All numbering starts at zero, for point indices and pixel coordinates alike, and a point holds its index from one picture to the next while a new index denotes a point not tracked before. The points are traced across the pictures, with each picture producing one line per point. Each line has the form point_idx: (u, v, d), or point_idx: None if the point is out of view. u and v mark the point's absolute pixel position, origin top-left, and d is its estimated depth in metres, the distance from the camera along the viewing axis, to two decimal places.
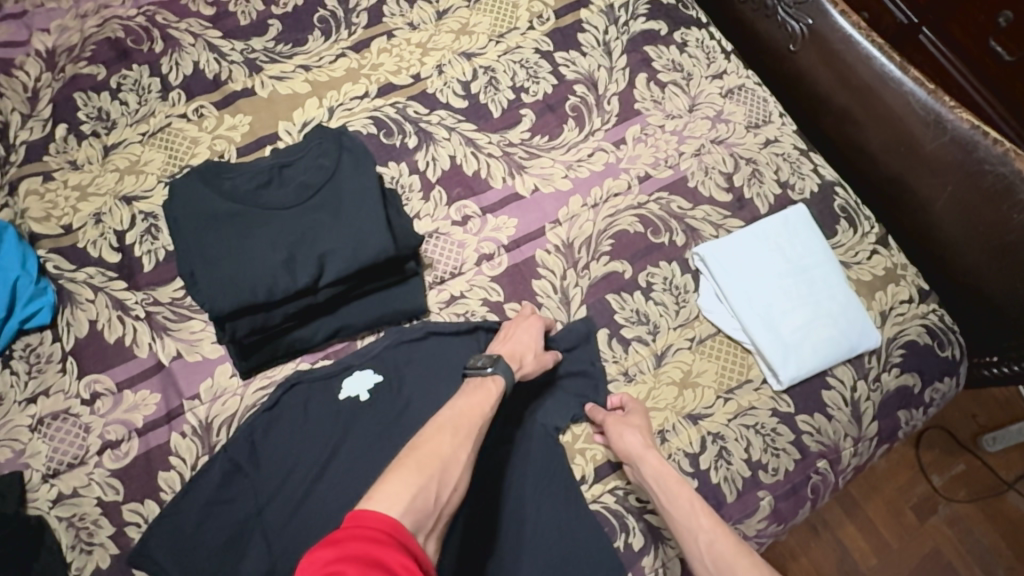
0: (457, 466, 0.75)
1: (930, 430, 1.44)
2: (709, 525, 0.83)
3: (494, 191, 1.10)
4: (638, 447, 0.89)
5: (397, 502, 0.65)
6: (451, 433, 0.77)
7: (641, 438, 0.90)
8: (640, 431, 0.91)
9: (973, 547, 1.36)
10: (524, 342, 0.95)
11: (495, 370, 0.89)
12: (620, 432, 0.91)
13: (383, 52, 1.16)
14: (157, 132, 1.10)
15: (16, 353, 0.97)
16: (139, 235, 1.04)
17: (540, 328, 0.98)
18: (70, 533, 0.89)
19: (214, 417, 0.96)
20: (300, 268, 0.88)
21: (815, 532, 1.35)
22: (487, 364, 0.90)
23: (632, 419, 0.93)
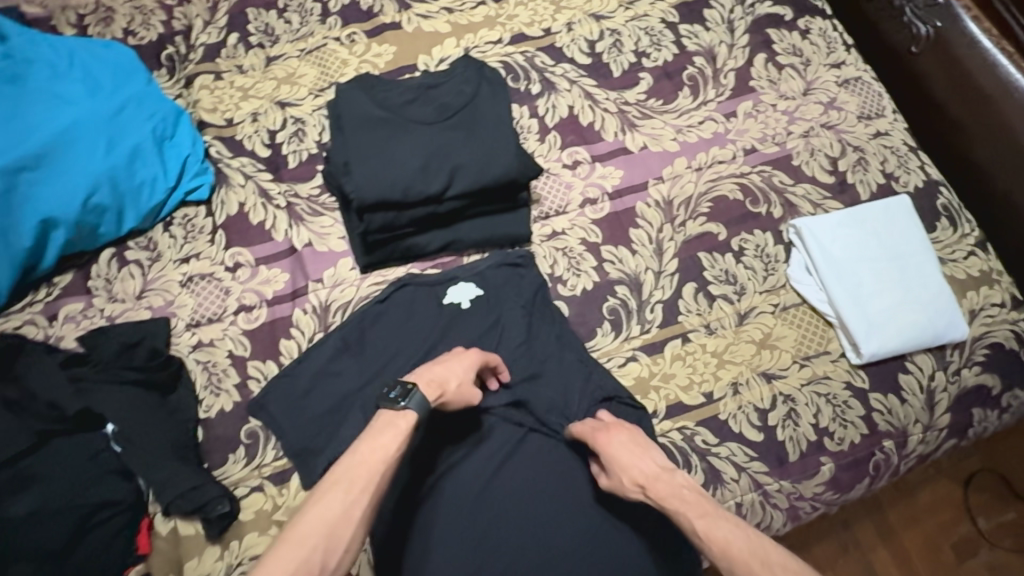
0: (349, 521, 0.73)
1: (983, 472, 1.38)
2: (724, 549, 0.75)
3: (605, 143, 1.17)
4: (630, 483, 0.85)
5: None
6: (344, 487, 0.75)
7: (629, 465, 0.86)
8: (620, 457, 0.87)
9: None
10: (454, 373, 0.91)
11: (407, 405, 0.83)
12: (613, 478, 0.88)
13: (519, 5, 1.26)
14: (313, 50, 1.23)
15: (175, 220, 1.11)
16: (288, 136, 1.17)
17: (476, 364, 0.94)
18: (204, 376, 1.03)
19: (333, 302, 1.08)
20: (434, 176, 0.97)
21: (845, 550, 1.31)
22: (399, 397, 0.84)
23: (608, 450, 0.88)
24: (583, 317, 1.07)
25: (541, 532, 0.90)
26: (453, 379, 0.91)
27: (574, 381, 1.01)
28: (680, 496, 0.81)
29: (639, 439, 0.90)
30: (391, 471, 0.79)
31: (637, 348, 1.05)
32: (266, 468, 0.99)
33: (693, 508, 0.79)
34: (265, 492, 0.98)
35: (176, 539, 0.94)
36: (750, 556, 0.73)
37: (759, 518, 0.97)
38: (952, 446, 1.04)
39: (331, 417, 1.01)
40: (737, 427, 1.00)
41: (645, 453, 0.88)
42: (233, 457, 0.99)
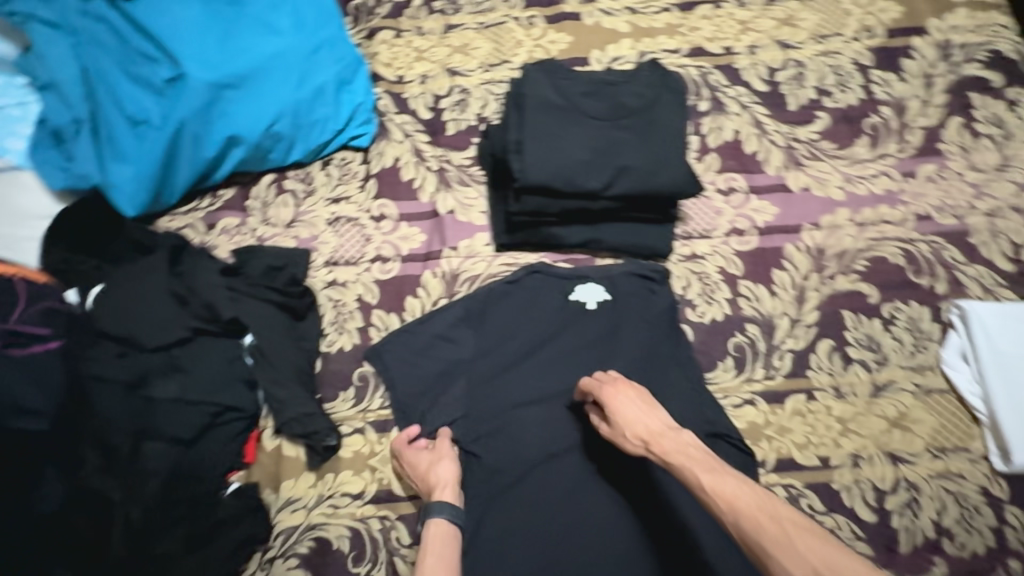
0: None
1: None
2: (731, 504, 0.70)
3: (766, 175, 1.12)
4: (633, 437, 0.83)
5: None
6: None
7: (643, 412, 0.84)
8: (636, 405, 0.86)
9: None
10: (436, 466, 0.94)
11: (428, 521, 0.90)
12: (615, 435, 0.86)
13: (704, 18, 1.23)
14: (491, 26, 1.25)
15: (334, 162, 1.17)
16: (452, 104, 1.20)
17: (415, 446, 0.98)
18: (333, 313, 1.08)
19: (462, 272, 1.10)
20: (597, 172, 0.96)
21: None
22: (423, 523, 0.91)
23: (613, 406, 0.86)
24: (707, 347, 1.03)
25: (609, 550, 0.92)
26: (439, 469, 0.94)
27: (688, 409, 0.97)
28: (685, 453, 0.77)
29: (649, 399, 0.87)
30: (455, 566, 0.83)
31: (757, 392, 1.01)
32: (370, 414, 1.03)
33: (701, 464, 0.74)
34: (365, 436, 1.01)
35: (278, 457, 1.00)
36: (757, 510, 0.68)
37: None
38: None
39: (439, 381, 1.03)
40: (849, 501, 0.94)
41: (652, 410, 0.85)
42: (343, 396, 1.03)
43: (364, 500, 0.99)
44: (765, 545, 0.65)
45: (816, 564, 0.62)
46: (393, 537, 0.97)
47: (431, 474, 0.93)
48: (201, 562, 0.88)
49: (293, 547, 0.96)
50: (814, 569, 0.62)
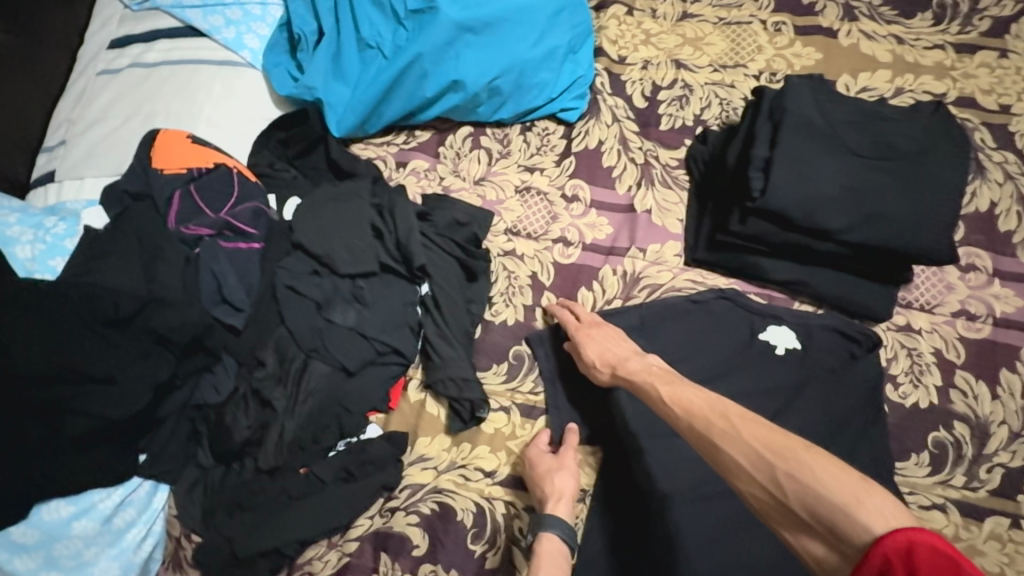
0: None
1: None
2: (687, 408, 0.72)
3: (1018, 262, 0.97)
4: (600, 360, 0.89)
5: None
6: None
7: (605, 340, 0.91)
8: (599, 334, 0.92)
9: None
10: (558, 475, 0.88)
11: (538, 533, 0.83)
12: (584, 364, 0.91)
13: (982, 66, 1.07)
14: (733, 24, 1.15)
15: (536, 129, 1.12)
16: (671, 97, 1.12)
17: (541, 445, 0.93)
18: (503, 283, 1.04)
19: (644, 277, 1.03)
20: (844, 213, 0.86)
21: None
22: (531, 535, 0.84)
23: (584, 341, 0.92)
24: (902, 433, 0.92)
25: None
26: (562, 479, 0.88)
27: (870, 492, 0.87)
28: (648, 371, 0.83)
29: (616, 332, 0.93)
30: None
31: (950, 499, 0.89)
32: (519, 395, 0.99)
33: (661, 379, 0.80)
34: (509, 416, 0.98)
35: (420, 411, 0.98)
36: (708, 409, 0.69)
37: None
38: None
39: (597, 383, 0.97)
40: None
41: (617, 336, 0.92)
42: (496, 369, 1.00)
43: (495, 479, 0.95)
44: (711, 437, 0.67)
45: (758, 449, 0.62)
46: (515, 526, 0.92)
47: (550, 481, 0.87)
48: (339, 496, 0.89)
49: (416, 504, 0.92)
50: (755, 452, 0.62)
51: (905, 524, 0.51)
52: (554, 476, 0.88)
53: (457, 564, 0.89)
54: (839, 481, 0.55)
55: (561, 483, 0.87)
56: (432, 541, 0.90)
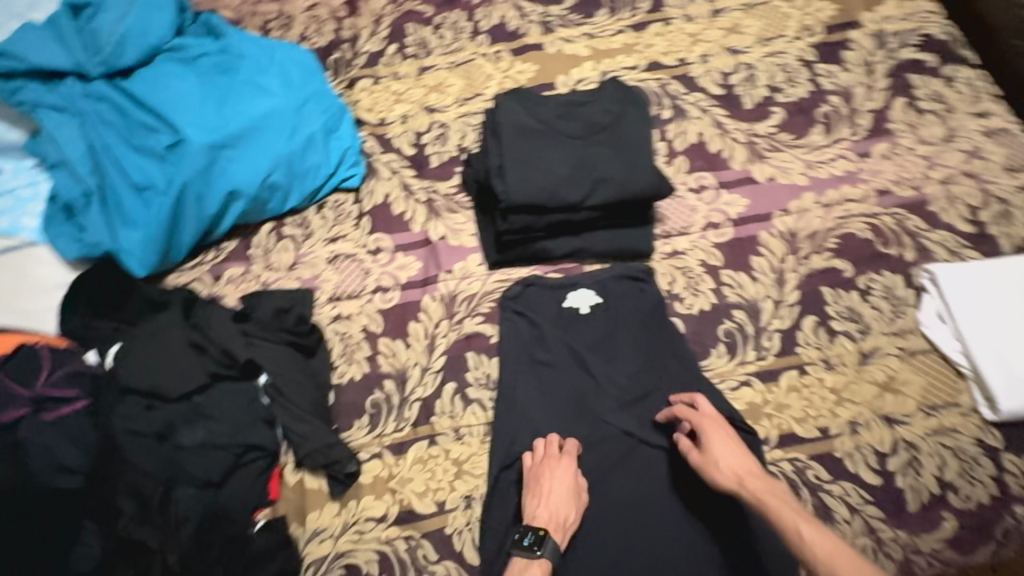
0: None
1: None
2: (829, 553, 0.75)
3: (733, 171, 1.20)
4: (727, 469, 0.90)
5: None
6: None
7: (738, 459, 0.90)
8: (729, 441, 0.93)
9: None
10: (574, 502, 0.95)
11: (542, 553, 0.89)
12: (706, 464, 0.91)
13: (657, 35, 1.33)
14: (462, 64, 1.35)
15: (328, 204, 1.24)
16: (432, 138, 1.28)
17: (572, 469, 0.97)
18: (340, 345, 1.13)
19: (459, 292, 1.16)
20: (576, 186, 1.04)
21: None
22: (533, 545, 0.90)
23: (707, 440, 0.93)
24: (699, 336, 1.09)
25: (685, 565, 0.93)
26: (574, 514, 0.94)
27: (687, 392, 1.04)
28: (780, 498, 0.84)
29: (739, 441, 0.93)
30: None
31: (751, 374, 1.06)
32: (386, 438, 1.06)
33: (798, 514, 0.81)
34: (383, 459, 1.05)
35: (302, 490, 1.03)
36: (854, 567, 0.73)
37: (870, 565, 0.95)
38: None
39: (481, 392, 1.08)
40: (852, 467, 0.99)
41: (741, 450, 0.92)
42: (358, 423, 1.08)
43: (387, 522, 1.01)
44: None
45: None
46: (420, 555, 0.98)
47: (563, 509, 0.93)
48: None
49: None
50: None
51: None
52: (569, 497, 0.94)
53: None
54: None
55: (570, 509, 0.94)
56: None
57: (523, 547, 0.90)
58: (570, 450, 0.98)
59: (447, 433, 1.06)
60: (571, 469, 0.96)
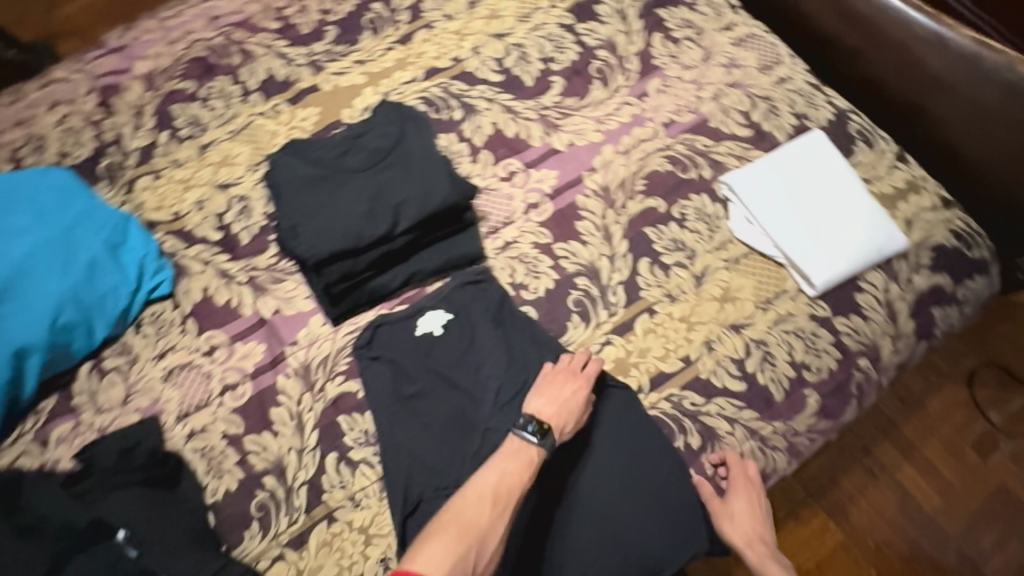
0: (494, 537, 0.84)
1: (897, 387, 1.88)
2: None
3: (534, 149, 1.23)
4: (739, 529, 1.01)
5: (438, 567, 0.77)
6: (490, 504, 0.86)
7: (752, 522, 1.02)
8: (749, 499, 1.01)
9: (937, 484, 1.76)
10: (575, 407, 0.98)
11: (540, 443, 0.93)
12: (727, 512, 1.01)
13: (425, 42, 1.33)
14: (242, 129, 1.28)
15: (145, 320, 1.14)
16: (236, 215, 1.21)
17: (586, 387, 1.00)
18: (204, 461, 1.05)
19: (312, 359, 1.11)
20: (378, 218, 1.03)
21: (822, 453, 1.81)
22: (535, 433, 0.94)
23: (733, 500, 1.01)
24: (552, 315, 1.11)
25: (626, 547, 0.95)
26: (573, 422, 0.97)
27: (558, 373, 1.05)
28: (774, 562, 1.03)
29: (758, 508, 1.03)
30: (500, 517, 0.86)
31: (610, 332, 1.09)
32: (283, 536, 1.00)
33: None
34: (287, 559, 0.99)
35: None
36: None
37: (762, 463, 1.02)
38: (924, 348, 1.09)
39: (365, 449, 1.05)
40: (719, 382, 1.04)
41: (754, 512, 1.02)
42: (249, 533, 1.00)
43: None
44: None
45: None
46: None
47: (567, 412, 0.97)
48: None
49: None
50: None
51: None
52: (570, 405, 0.98)
53: None
54: None
55: (572, 419, 0.97)
56: None
57: (523, 428, 0.95)
58: (591, 368, 1.02)
59: (345, 504, 1.02)
60: (586, 384, 1.00)
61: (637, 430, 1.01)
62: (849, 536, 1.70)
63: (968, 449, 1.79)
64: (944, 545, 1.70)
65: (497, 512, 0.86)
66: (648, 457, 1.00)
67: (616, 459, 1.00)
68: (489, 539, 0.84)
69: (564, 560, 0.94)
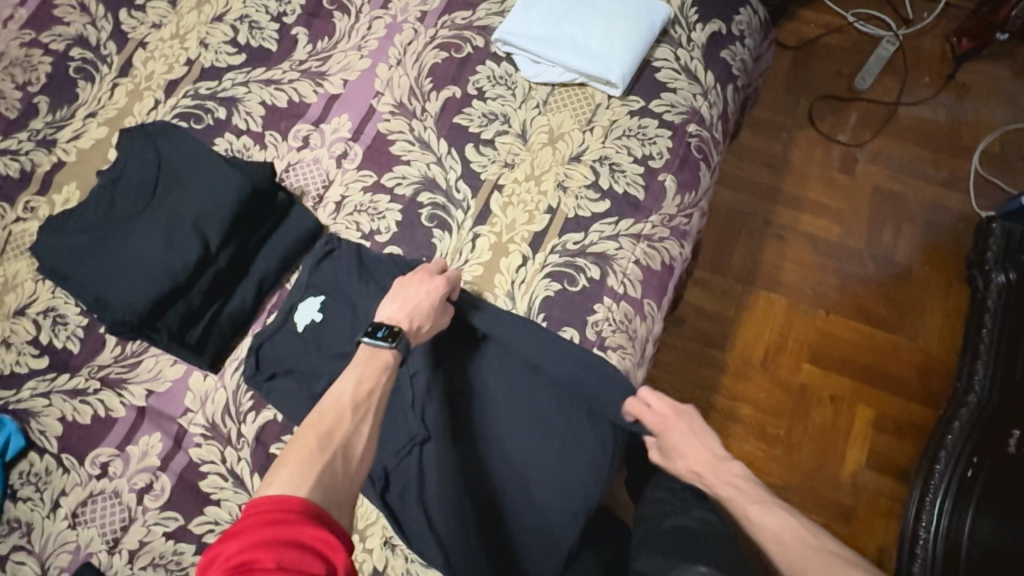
0: (361, 439, 0.78)
1: (763, 148, 2.02)
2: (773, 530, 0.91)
3: (314, 104, 1.16)
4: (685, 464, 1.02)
5: (302, 481, 0.69)
6: (351, 409, 0.80)
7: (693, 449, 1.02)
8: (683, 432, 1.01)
9: (832, 212, 1.94)
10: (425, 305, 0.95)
11: (395, 344, 0.89)
12: (677, 453, 1.01)
13: (148, 61, 1.20)
14: (5, 246, 1.12)
15: (18, 483, 1.00)
16: (51, 330, 1.07)
17: (440, 289, 0.97)
18: (162, 570, 0.95)
19: (214, 414, 1.02)
20: (184, 245, 0.95)
21: (738, 233, 1.91)
22: (388, 336, 0.89)
23: (672, 437, 1.01)
24: (416, 241, 1.08)
25: (566, 435, 0.96)
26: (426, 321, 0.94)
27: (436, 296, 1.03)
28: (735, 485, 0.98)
29: (694, 428, 1.03)
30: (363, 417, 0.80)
31: (474, 226, 1.08)
32: None
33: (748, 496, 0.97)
34: None
35: None
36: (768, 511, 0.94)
37: (659, 257, 1.06)
38: (733, 90, 1.17)
39: None
40: (587, 211, 1.07)
41: (693, 437, 1.02)
42: None
43: None
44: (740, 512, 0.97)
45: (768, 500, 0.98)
46: None
47: (420, 313, 0.94)
48: None
49: None
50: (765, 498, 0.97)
51: None
52: (422, 305, 0.95)
53: None
54: None
55: (428, 319, 0.94)
56: None
57: (373, 335, 0.90)
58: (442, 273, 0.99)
59: None
60: (440, 285, 0.97)
61: (518, 332, 1.01)
62: (790, 297, 1.83)
63: (835, 173, 1.99)
64: (860, 260, 1.88)
65: (360, 417, 0.80)
66: (535, 347, 1.00)
67: (510, 369, 1.00)
68: (354, 442, 0.77)
69: (514, 469, 0.95)
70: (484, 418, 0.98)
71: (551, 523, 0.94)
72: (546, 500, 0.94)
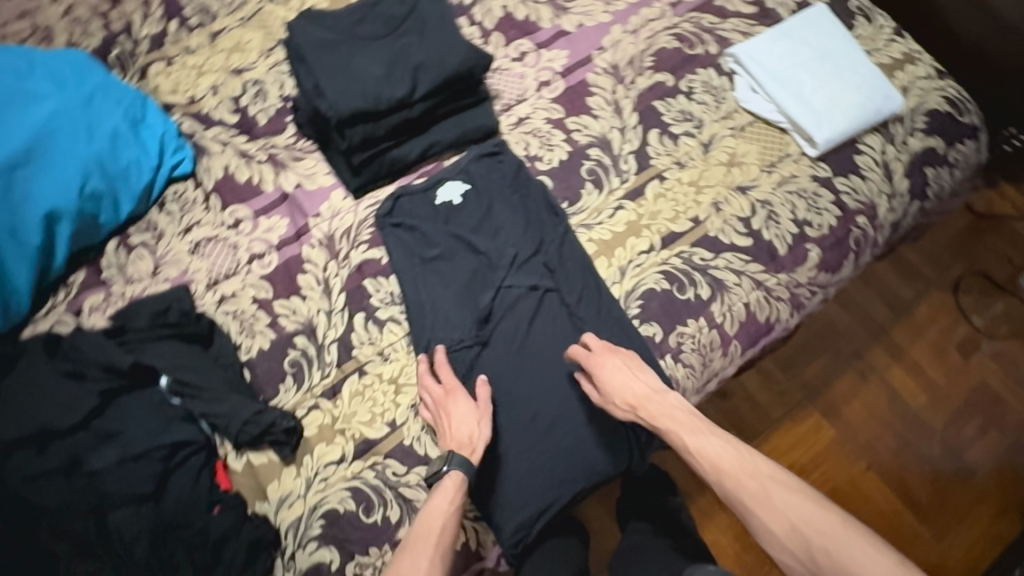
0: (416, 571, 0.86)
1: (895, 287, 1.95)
2: (716, 465, 0.93)
3: (545, 30, 1.25)
4: (623, 403, 0.96)
5: None
6: (410, 545, 0.89)
7: (629, 385, 0.97)
8: (620, 366, 0.98)
9: (927, 382, 1.84)
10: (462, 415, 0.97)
11: (449, 470, 0.93)
12: (601, 393, 0.97)
13: None
14: (252, 16, 1.29)
15: (168, 198, 1.17)
16: (252, 98, 1.23)
17: (454, 400, 0.99)
18: (236, 322, 1.09)
19: (336, 230, 1.14)
20: (398, 79, 1.07)
21: (827, 349, 1.86)
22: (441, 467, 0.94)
23: (601, 371, 0.97)
24: (567, 183, 1.15)
25: (600, 411, 1.02)
26: (470, 428, 0.97)
27: (560, 238, 1.10)
28: (674, 417, 0.96)
29: (633, 365, 1.00)
30: (429, 545, 0.88)
31: (622, 198, 1.14)
32: (317, 388, 1.05)
33: (688, 428, 0.96)
34: (322, 409, 1.03)
35: (252, 470, 1.00)
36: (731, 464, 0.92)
37: (766, 312, 1.08)
38: (919, 208, 1.16)
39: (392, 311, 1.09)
40: (727, 239, 1.10)
41: (630, 377, 0.98)
42: (284, 387, 1.05)
43: (349, 460, 1.00)
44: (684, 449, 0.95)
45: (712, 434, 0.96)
46: (390, 473, 1.00)
47: (464, 427, 0.96)
48: None
49: (307, 533, 0.96)
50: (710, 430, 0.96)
51: (774, 526, 0.86)
52: (458, 420, 0.97)
53: (370, 541, 0.95)
54: (796, 513, 0.86)
55: (475, 429, 0.97)
56: (341, 546, 0.95)
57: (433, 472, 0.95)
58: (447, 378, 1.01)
59: (374, 359, 1.06)
60: (451, 394, 0.99)
61: (607, 307, 1.07)
62: (842, 431, 1.78)
63: (951, 349, 1.89)
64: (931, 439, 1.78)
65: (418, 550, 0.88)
66: (618, 325, 1.06)
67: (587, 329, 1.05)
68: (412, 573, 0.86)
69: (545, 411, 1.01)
70: (537, 360, 1.04)
71: (550, 478, 0.98)
72: (556, 456, 0.99)
